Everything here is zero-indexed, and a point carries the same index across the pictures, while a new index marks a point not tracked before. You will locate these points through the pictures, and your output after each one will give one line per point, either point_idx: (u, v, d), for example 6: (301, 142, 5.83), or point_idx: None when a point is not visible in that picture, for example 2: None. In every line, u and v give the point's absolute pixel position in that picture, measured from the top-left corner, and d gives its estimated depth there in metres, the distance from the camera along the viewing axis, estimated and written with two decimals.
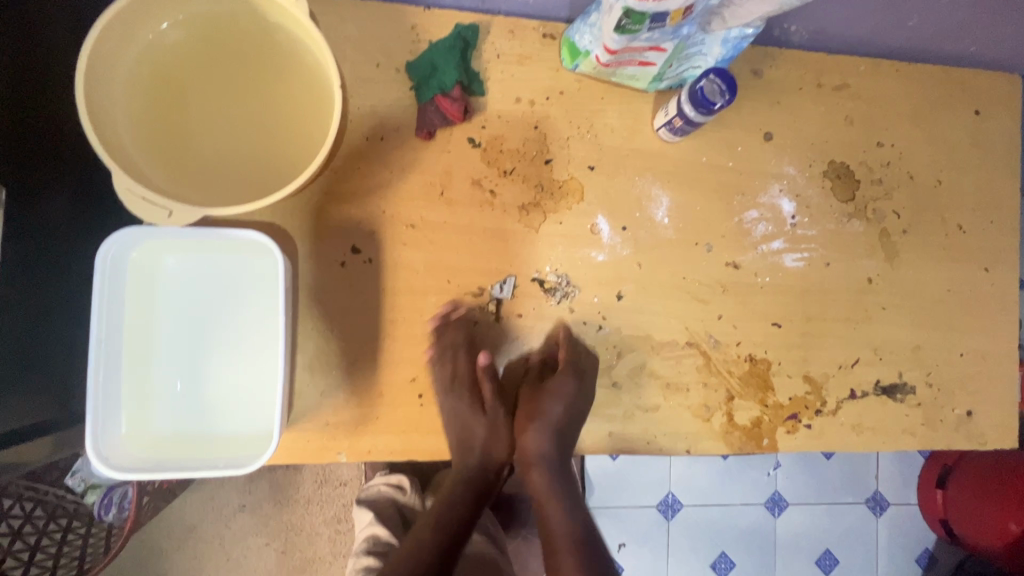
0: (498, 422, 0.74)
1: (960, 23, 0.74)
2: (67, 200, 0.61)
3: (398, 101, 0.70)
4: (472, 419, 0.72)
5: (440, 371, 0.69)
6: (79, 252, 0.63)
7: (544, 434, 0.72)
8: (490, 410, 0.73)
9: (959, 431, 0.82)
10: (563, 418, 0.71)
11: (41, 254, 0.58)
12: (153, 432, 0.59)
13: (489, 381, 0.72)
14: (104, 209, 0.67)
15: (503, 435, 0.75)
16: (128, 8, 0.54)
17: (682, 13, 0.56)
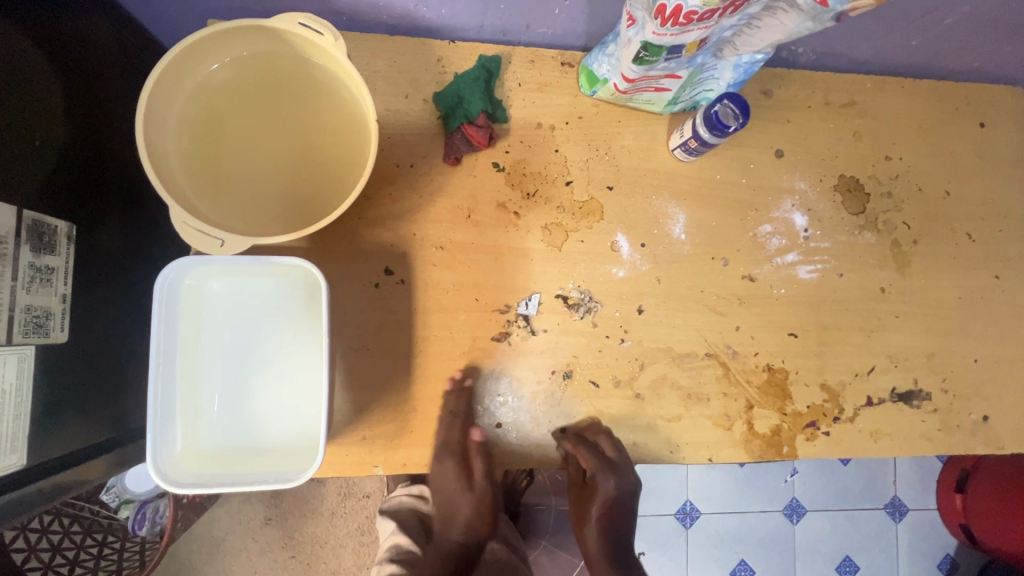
0: (477, 501, 0.84)
1: (961, 41, 0.77)
2: (121, 231, 0.65)
3: (426, 129, 0.73)
4: (458, 495, 0.82)
5: (446, 454, 0.71)
6: (132, 278, 0.67)
7: (596, 504, 0.80)
8: (477, 483, 0.79)
9: (975, 436, 0.83)
10: (612, 498, 0.79)
11: (100, 281, 0.61)
12: (205, 448, 0.63)
13: (479, 458, 0.73)
14: (152, 237, 0.71)
15: (483, 513, 0.86)
16: (182, 53, 0.58)
17: (697, 44, 0.59)
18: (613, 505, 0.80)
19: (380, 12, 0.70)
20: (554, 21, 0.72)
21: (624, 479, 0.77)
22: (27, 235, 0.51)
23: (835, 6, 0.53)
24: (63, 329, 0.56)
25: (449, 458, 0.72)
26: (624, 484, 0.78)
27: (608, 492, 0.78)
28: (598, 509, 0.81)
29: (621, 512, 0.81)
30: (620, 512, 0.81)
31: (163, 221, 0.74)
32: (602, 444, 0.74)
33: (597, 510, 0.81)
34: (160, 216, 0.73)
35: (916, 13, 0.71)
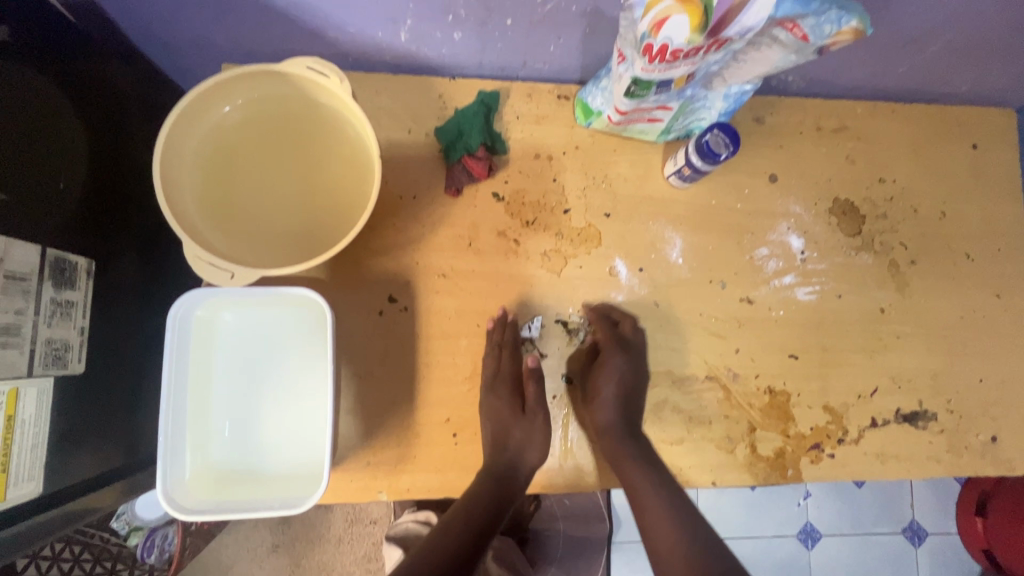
0: (535, 428, 0.71)
1: (949, 67, 0.79)
2: (138, 265, 0.68)
3: (429, 162, 0.76)
4: (513, 421, 0.70)
5: (500, 382, 0.71)
6: (148, 309, 0.69)
7: (612, 379, 0.72)
8: (530, 413, 0.71)
9: (985, 457, 0.82)
10: (624, 374, 0.73)
11: (115, 313, 0.64)
12: (213, 476, 0.64)
13: (534, 382, 0.73)
14: (167, 270, 0.74)
15: (540, 441, 0.71)
16: (197, 97, 0.62)
17: (685, 78, 0.62)
18: (633, 383, 0.73)
19: (384, 53, 0.73)
20: (549, 58, 0.75)
21: (635, 363, 0.74)
22: (49, 272, 0.54)
23: (816, 40, 0.56)
24: (81, 361, 0.58)
25: (497, 381, 0.71)
26: (638, 368, 0.74)
27: (616, 375, 0.72)
28: (614, 382, 0.72)
29: (634, 391, 0.74)
30: (631, 400, 0.73)
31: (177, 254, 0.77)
32: (625, 325, 0.75)
33: (611, 388, 0.72)
34: (174, 249, 0.76)
35: (900, 42, 0.73)
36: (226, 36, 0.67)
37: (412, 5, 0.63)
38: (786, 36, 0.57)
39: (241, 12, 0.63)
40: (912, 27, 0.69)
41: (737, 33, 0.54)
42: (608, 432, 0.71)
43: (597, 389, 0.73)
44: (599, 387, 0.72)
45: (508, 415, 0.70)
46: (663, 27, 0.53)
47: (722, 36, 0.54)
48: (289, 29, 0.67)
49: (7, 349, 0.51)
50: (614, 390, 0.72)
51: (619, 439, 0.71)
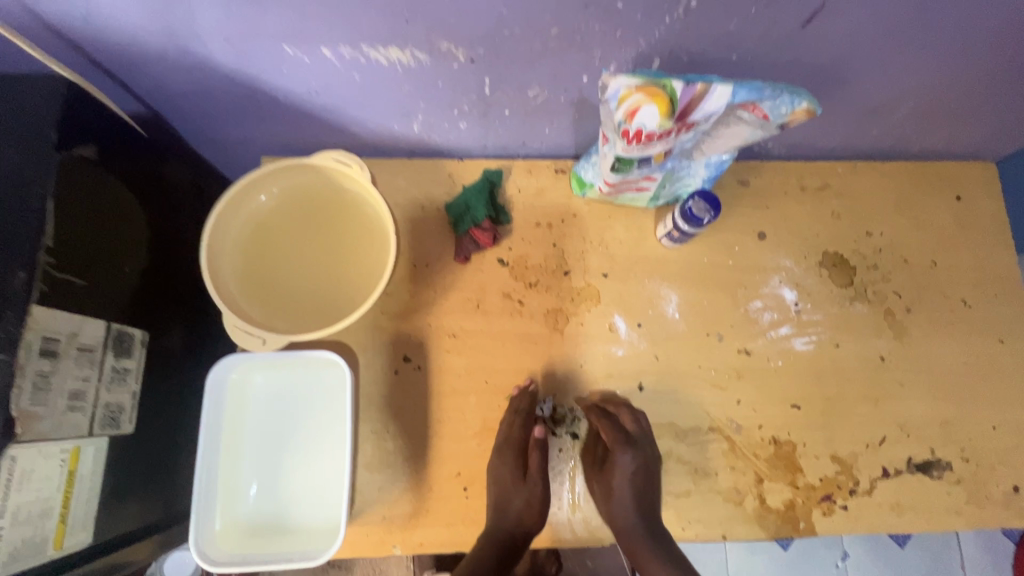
0: (535, 495, 0.75)
1: (920, 129, 0.85)
2: (183, 334, 0.77)
3: (440, 234, 0.85)
4: (514, 489, 0.74)
5: (507, 449, 0.76)
6: (188, 372, 0.77)
7: (623, 482, 0.75)
8: (530, 482, 0.75)
9: (1008, 508, 0.80)
10: (635, 471, 0.75)
11: (162, 378, 0.72)
12: (239, 530, 0.69)
13: (538, 452, 0.77)
14: (206, 337, 0.82)
15: (537, 507, 0.75)
16: (240, 189, 0.72)
17: (663, 154, 0.69)
18: (645, 471, 0.76)
19: (400, 141, 0.84)
20: (546, 138, 0.84)
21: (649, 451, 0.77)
22: (112, 343, 0.62)
23: (775, 119, 0.63)
24: (131, 422, 0.65)
25: (511, 449, 0.76)
26: (648, 463, 0.77)
27: (626, 491, 0.75)
28: (625, 479, 0.75)
29: (648, 477, 0.76)
30: (648, 492, 0.76)
31: (216, 322, 0.85)
32: (625, 418, 0.77)
33: (626, 486, 0.75)
34: (214, 318, 0.84)
35: (865, 111, 0.79)
36: (265, 135, 0.79)
37: (422, 104, 0.74)
38: (750, 116, 0.64)
39: (279, 116, 0.74)
40: (872, 99, 0.76)
41: (701, 117, 0.62)
42: (627, 526, 0.74)
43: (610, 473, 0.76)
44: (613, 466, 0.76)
45: (515, 484, 0.75)
46: (636, 116, 0.61)
47: (688, 120, 0.62)
48: (318, 127, 0.78)
49: (75, 412, 0.58)
50: (627, 487, 0.75)
51: (640, 533, 0.74)
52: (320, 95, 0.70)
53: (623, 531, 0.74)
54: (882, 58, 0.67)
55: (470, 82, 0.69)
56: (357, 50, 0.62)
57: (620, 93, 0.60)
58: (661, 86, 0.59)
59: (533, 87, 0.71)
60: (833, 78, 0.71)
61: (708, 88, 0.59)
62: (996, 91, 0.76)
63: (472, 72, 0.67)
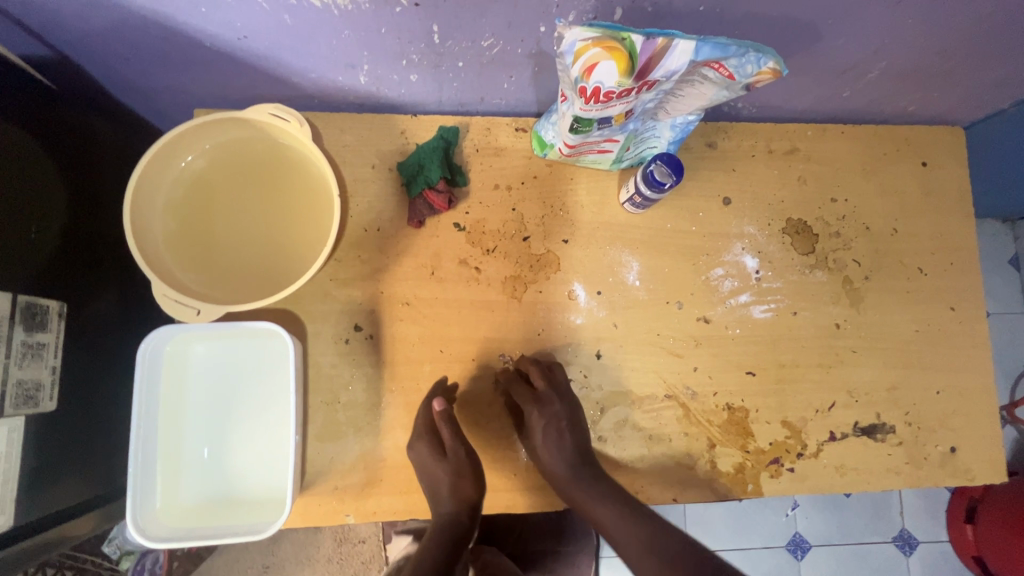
0: (460, 467, 0.71)
1: (891, 92, 0.82)
2: (113, 303, 0.72)
3: (391, 196, 0.80)
4: (438, 467, 0.71)
5: (418, 433, 0.73)
6: (121, 343, 0.73)
7: (545, 431, 0.73)
8: (450, 455, 0.71)
9: (944, 467, 0.84)
10: (552, 417, 0.74)
11: (89, 352, 0.68)
12: (183, 505, 0.67)
13: (447, 425, 0.71)
14: (141, 306, 0.78)
15: (468, 474, 0.72)
16: (165, 146, 0.66)
17: (624, 115, 0.65)
18: (555, 425, 0.74)
19: (347, 93, 0.77)
20: (505, 94, 0.79)
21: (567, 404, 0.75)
22: (21, 317, 0.58)
23: (741, 79, 0.59)
24: (53, 399, 0.62)
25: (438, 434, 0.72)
26: (570, 411, 0.75)
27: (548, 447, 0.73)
28: (541, 434, 0.73)
29: (559, 425, 0.74)
30: (570, 439, 0.74)
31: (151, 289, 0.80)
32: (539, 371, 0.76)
33: (549, 435, 0.73)
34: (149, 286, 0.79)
35: (837, 70, 0.75)
36: (195, 83, 0.71)
37: (365, 52, 0.67)
38: (715, 74, 0.60)
39: (207, 63, 0.67)
40: (845, 57, 0.72)
41: (662, 75, 0.58)
42: (561, 478, 0.73)
43: (532, 431, 0.74)
44: (532, 426, 0.74)
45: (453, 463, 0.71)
46: (594, 72, 0.56)
47: (649, 78, 0.58)
48: (252, 75, 0.71)
49: None
50: (551, 440, 0.73)
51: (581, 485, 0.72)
52: (249, 40, 0.63)
53: (560, 482, 0.73)
54: (856, 14, 0.63)
55: (417, 29, 0.63)
56: None
57: (576, 46, 0.55)
58: (620, 40, 0.54)
59: (487, 36, 0.65)
60: (804, 34, 0.67)
61: (670, 43, 0.54)
62: (968, 53, 0.73)
63: (418, 18, 0.61)
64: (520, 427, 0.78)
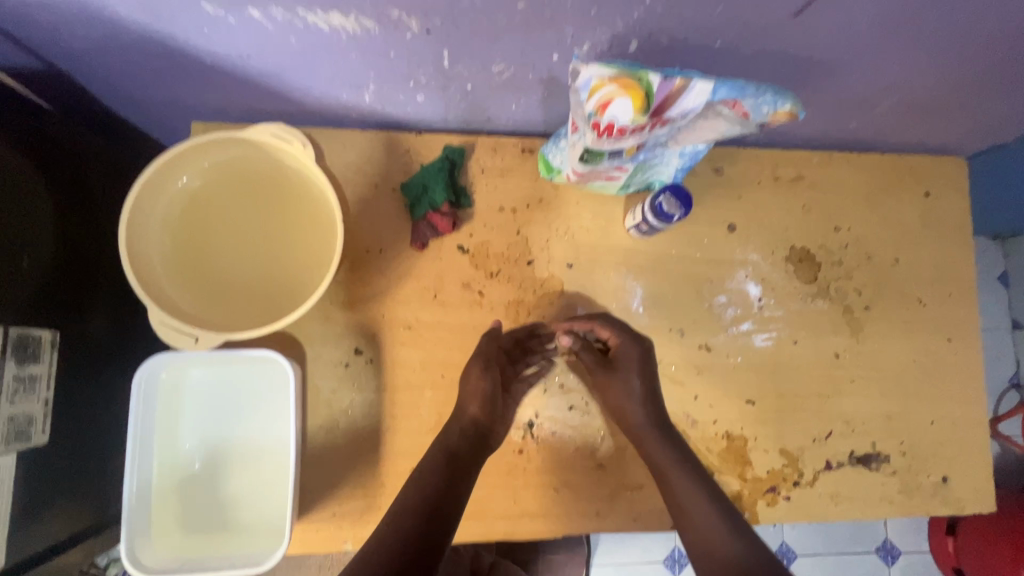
0: (482, 393, 0.72)
1: (899, 123, 0.82)
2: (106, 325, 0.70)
3: (394, 216, 0.78)
4: (463, 389, 0.73)
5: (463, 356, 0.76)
6: (115, 366, 0.71)
7: (634, 377, 0.75)
8: (478, 377, 0.72)
9: (936, 497, 0.85)
10: (641, 364, 0.76)
11: (80, 378, 0.66)
12: (178, 535, 0.66)
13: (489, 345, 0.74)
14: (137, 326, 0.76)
15: (489, 402, 0.72)
16: (162, 166, 0.64)
17: (636, 148, 0.64)
18: (646, 373, 0.76)
19: (350, 111, 0.75)
20: (512, 115, 0.77)
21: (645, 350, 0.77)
22: (13, 350, 0.56)
23: (756, 118, 0.58)
24: (45, 431, 0.60)
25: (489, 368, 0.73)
26: (648, 363, 0.76)
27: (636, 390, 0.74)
28: (637, 373, 0.75)
29: (650, 370, 0.76)
30: (654, 392, 0.76)
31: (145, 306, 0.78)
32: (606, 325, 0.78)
33: (637, 381, 0.75)
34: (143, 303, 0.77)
35: (848, 103, 0.75)
36: (193, 99, 0.69)
37: (372, 73, 0.65)
38: (730, 112, 0.59)
39: (207, 79, 0.65)
40: (857, 91, 0.72)
41: (677, 114, 0.57)
42: (641, 428, 0.74)
43: (617, 370, 0.75)
44: (621, 367, 0.75)
45: (487, 399, 0.72)
46: (608, 109, 0.55)
47: (664, 116, 0.57)
48: (253, 92, 0.68)
49: None
50: (638, 382, 0.75)
51: (655, 433, 0.73)
52: (253, 59, 0.61)
53: (642, 436, 0.74)
54: (872, 52, 0.63)
55: (427, 54, 0.61)
56: (291, 12, 0.53)
57: (591, 82, 0.54)
58: (636, 79, 0.53)
59: (498, 62, 0.63)
60: (818, 70, 0.66)
61: (687, 84, 0.53)
62: (978, 89, 0.73)
63: (429, 44, 0.59)
64: (519, 453, 0.77)
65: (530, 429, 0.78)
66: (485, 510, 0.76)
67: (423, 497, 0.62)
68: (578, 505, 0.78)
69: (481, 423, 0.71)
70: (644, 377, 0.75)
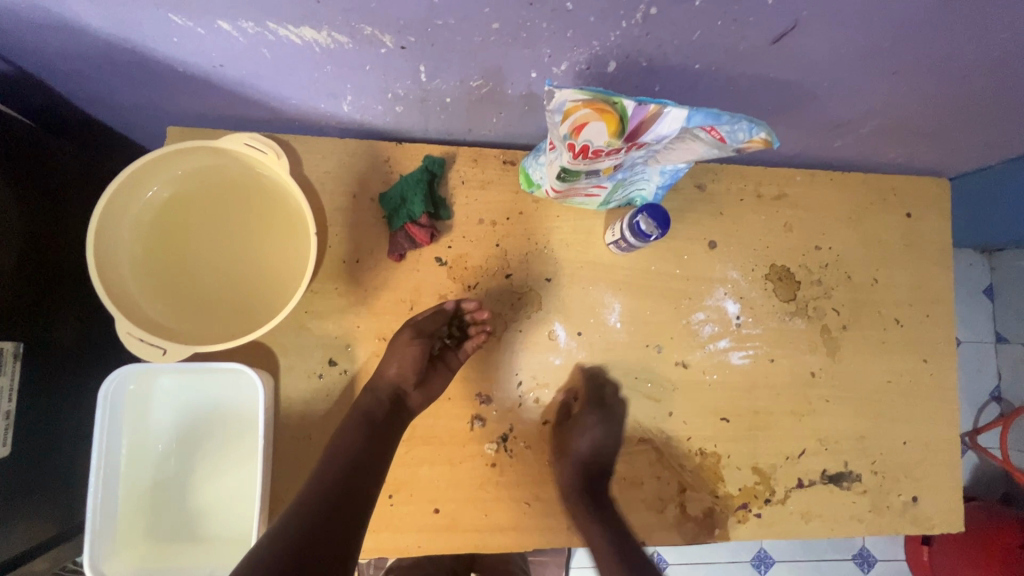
0: (409, 362, 0.71)
1: (882, 145, 0.82)
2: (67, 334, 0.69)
3: (372, 226, 0.78)
4: (394, 350, 0.73)
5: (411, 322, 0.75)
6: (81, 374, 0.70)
7: (585, 438, 0.76)
8: (411, 343, 0.72)
9: (905, 515, 0.86)
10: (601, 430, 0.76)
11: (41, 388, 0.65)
12: (145, 545, 0.66)
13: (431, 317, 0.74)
14: (100, 332, 0.75)
15: (417, 372, 0.72)
16: (132, 176, 0.63)
17: (613, 168, 0.64)
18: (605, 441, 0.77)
19: (330, 119, 0.74)
20: (493, 127, 0.77)
21: (612, 425, 0.78)
22: None
23: (732, 144, 0.57)
24: (6, 444, 0.61)
25: (420, 337, 0.73)
26: (611, 430, 0.78)
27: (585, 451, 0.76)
28: (591, 438, 0.76)
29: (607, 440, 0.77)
30: (600, 463, 0.77)
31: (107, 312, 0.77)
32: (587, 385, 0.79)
33: (586, 442, 0.76)
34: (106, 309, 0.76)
35: (830, 125, 0.75)
36: (167, 104, 0.68)
37: (349, 85, 0.64)
38: (706, 137, 0.58)
39: (181, 87, 0.64)
40: (838, 115, 0.71)
41: (652, 138, 0.57)
42: (567, 492, 0.76)
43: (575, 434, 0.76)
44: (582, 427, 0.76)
45: (413, 365, 0.71)
46: (582, 131, 0.55)
47: (639, 140, 0.57)
48: (229, 100, 0.67)
49: None
50: (587, 446, 0.76)
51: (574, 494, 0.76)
52: (226, 68, 0.60)
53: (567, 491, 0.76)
54: (850, 78, 0.63)
55: (403, 69, 0.60)
56: (262, 26, 0.52)
57: (566, 106, 0.53)
58: (611, 103, 0.53)
59: (476, 78, 0.62)
60: (798, 94, 0.66)
61: (661, 111, 0.53)
62: (959, 116, 0.73)
63: (404, 59, 0.58)
64: (493, 467, 0.77)
65: (503, 444, 0.78)
66: (457, 522, 0.76)
67: (344, 464, 0.65)
68: (549, 521, 0.78)
69: (402, 386, 0.72)
70: (595, 441, 0.76)
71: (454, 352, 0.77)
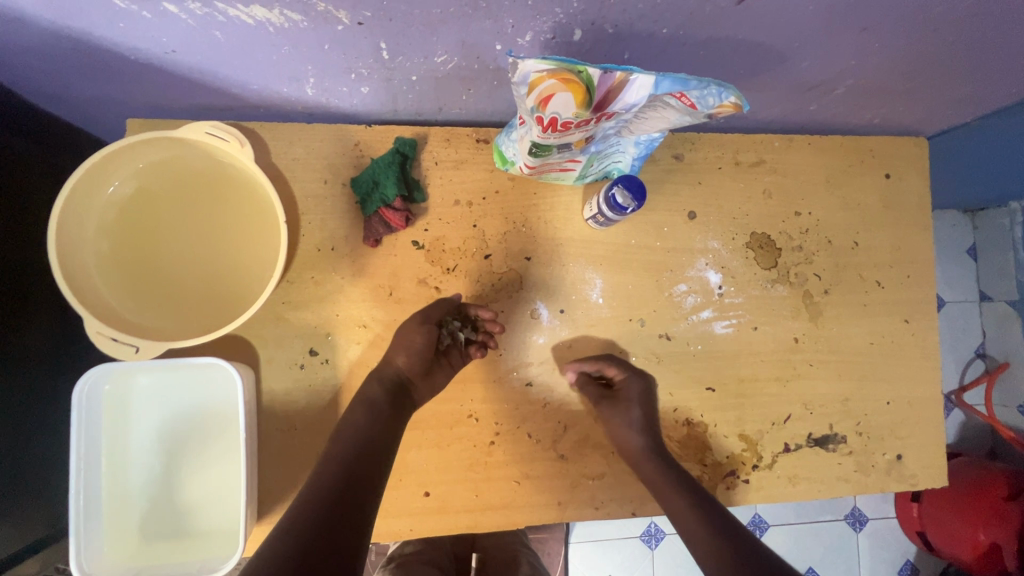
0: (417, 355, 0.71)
1: (858, 106, 0.81)
2: (31, 337, 0.68)
3: (346, 213, 0.76)
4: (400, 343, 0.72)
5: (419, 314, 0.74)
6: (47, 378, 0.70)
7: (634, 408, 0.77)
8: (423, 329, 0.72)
9: (890, 474, 0.88)
10: (640, 399, 0.77)
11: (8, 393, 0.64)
12: (131, 544, 0.66)
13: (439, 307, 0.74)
14: (68, 335, 0.74)
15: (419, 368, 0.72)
16: (90, 172, 0.62)
17: (584, 141, 0.63)
18: (647, 406, 0.78)
19: (294, 104, 0.72)
20: (464, 105, 0.75)
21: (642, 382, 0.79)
22: None
23: (702, 109, 0.57)
24: None
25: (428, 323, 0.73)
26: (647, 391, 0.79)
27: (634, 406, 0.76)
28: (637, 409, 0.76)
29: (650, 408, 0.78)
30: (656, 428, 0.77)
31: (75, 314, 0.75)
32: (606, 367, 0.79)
33: (637, 412, 0.76)
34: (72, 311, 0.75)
35: (805, 86, 0.74)
36: (122, 95, 0.66)
37: (310, 67, 0.62)
38: (676, 103, 0.57)
39: (134, 77, 0.62)
40: (812, 76, 0.70)
41: (621, 107, 0.56)
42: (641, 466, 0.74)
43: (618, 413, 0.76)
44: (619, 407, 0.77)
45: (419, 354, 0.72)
46: (549, 103, 0.54)
47: (607, 110, 0.56)
48: (187, 88, 0.65)
49: None
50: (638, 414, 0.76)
51: (653, 457, 0.74)
52: (178, 54, 0.58)
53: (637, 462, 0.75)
54: (821, 38, 0.62)
55: (364, 46, 0.58)
56: (210, 7, 0.50)
57: (530, 77, 0.52)
58: (576, 72, 0.51)
59: (440, 53, 0.60)
60: (770, 57, 0.65)
61: (627, 78, 0.52)
62: (931, 72, 0.72)
63: (364, 36, 0.56)
64: (480, 447, 0.78)
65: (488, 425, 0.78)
66: (447, 504, 0.77)
67: None
68: (541, 499, 0.78)
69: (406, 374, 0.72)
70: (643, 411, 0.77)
71: (461, 352, 0.77)
